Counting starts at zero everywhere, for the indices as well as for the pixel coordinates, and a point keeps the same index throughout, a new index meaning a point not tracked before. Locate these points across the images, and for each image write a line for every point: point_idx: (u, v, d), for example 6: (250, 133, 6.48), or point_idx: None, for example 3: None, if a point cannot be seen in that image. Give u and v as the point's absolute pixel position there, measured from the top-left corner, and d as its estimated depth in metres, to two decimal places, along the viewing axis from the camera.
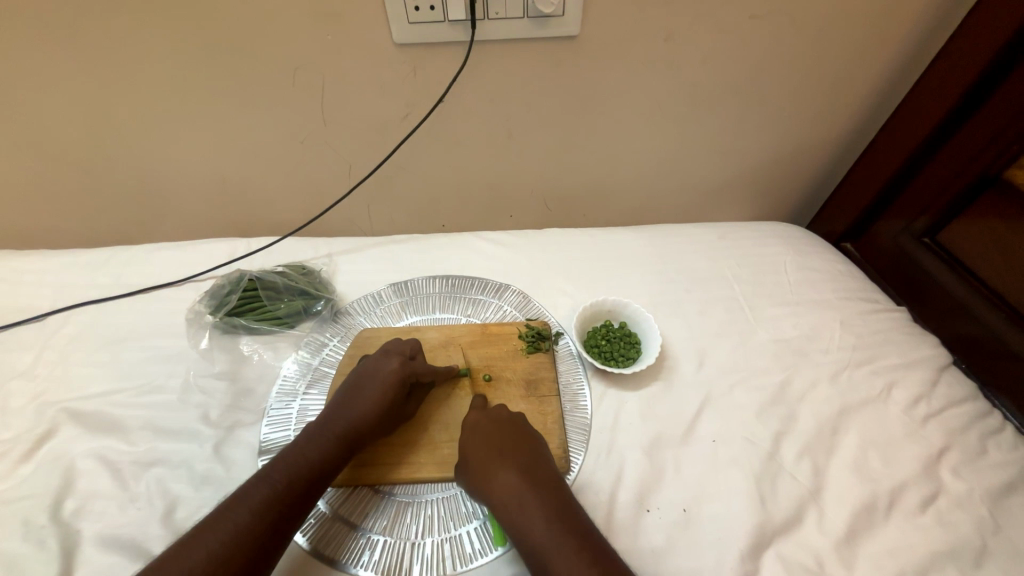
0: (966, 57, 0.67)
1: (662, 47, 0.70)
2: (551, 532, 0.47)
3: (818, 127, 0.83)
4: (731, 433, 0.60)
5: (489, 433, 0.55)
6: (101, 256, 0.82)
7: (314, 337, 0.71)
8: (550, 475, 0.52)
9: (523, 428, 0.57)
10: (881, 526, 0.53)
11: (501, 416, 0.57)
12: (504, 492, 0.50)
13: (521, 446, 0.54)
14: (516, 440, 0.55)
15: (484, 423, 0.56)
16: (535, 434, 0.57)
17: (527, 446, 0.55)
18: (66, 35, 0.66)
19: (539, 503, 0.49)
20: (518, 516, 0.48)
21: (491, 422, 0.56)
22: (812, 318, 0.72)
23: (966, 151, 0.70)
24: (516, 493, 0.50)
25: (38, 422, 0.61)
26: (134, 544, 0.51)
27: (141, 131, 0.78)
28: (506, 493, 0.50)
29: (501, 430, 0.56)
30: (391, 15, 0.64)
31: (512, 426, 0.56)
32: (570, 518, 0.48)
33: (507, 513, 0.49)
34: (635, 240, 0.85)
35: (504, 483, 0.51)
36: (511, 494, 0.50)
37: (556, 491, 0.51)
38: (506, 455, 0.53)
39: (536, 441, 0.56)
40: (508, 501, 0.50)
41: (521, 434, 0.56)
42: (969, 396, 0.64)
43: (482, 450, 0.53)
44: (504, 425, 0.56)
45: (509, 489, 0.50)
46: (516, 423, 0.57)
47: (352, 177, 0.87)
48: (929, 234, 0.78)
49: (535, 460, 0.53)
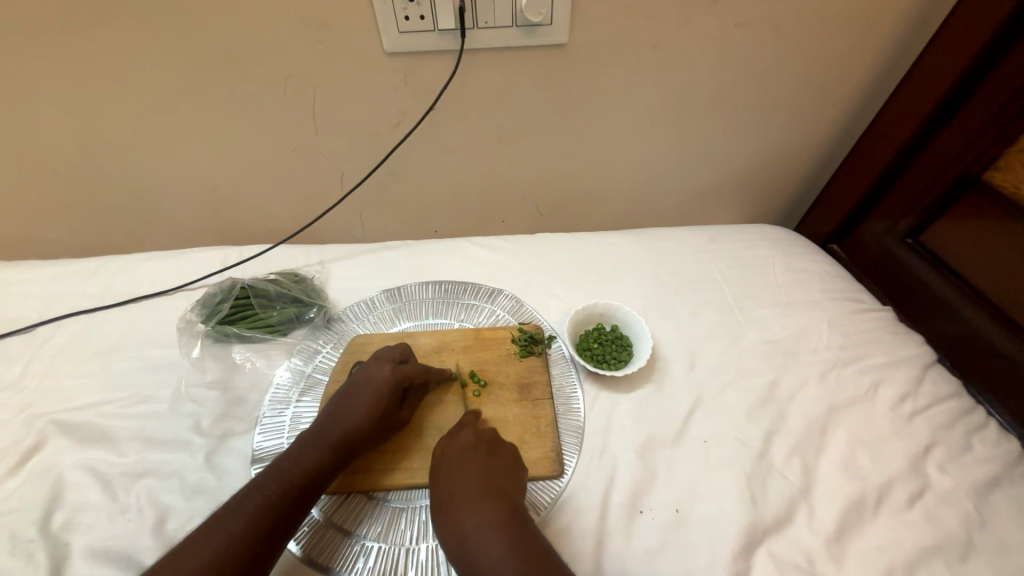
0: (942, 66, 0.69)
1: (648, 53, 0.71)
2: (498, 560, 0.44)
3: (804, 129, 0.85)
4: (723, 433, 0.60)
5: (451, 458, 0.53)
6: (90, 266, 0.81)
7: (306, 345, 0.71)
8: (511, 503, 0.50)
9: (506, 446, 0.56)
10: (870, 523, 0.53)
11: (466, 440, 0.55)
12: (460, 529, 0.48)
13: (488, 474, 0.52)
14: (485, 467, 0.53)
15: (448, 452, 0.54)
16: (508, 453, 0.55)
17: (495, 471, 0.53)
18: (51, 45, 0.66)
19: (485, 532, 0.46)
20: (469, 550, 0.46)
21: (464, 441, 0.55)
22: (800, 318, 0.73)
23: (944, 156, 0.72)
24: (471, 529, 0.47)
25: (26, 434, 0.60)
26: (125, 556, 0.51)
27: (130, 139, 0.78)
28: (461, 524, 0.48)
29: (464, 456, 0.54)
30: (381, 24, 0.65)
31: (480, 448, 0.54)
32: (525, 543, 0.45)
33: (458, 549, 0.47)
34: (627, 243, 0.86)
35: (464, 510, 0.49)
36: (467, 521, 0.48)
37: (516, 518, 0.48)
38: (465, 487, 0.51)
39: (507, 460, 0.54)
40: (460, 534, 0.47)
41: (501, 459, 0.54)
42: (953, 394, 0.65)
43: (443, 482, 0.52)
44: (472, 448, 0.54)
45: (464, 524, 0.48)
46: (484, 443, 0.55)
47: (345, 184, 0.87)
48: (912, 235, 0.79)
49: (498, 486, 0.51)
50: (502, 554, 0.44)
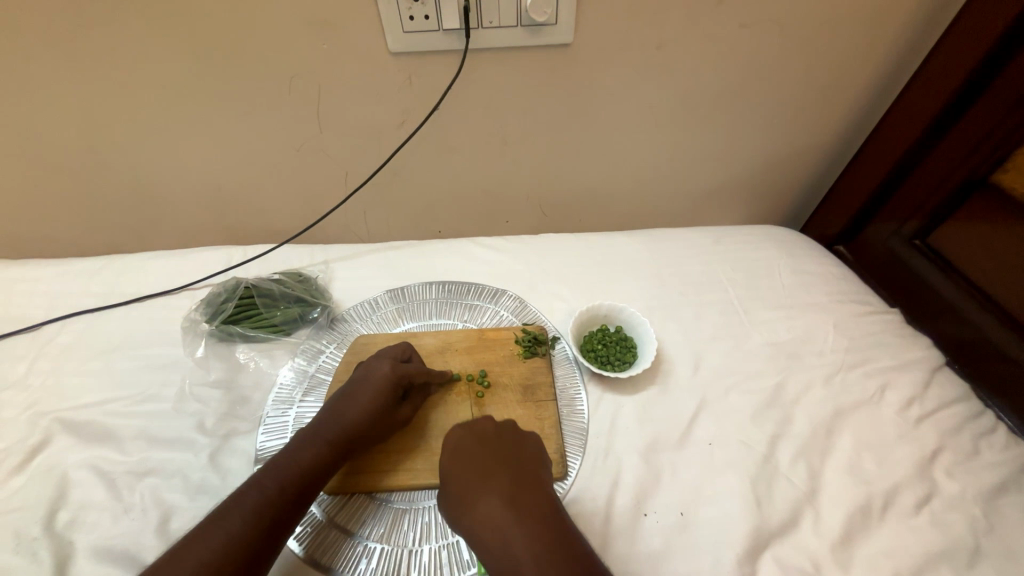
0: (950, 67, 0.68)
1: (654, 53, 0.71)
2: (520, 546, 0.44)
3: (810, 130, 0.84)
4: (727, 436, 0.60)
5: (472, 448, 0.53)
6: (94, 265, 0.82)
7: (310, 345, 0.71)
8: (541, 495, 0.49)
9: (523, 437, 0.56)
10: (876, 528, 0.53)
11: (487, 431, 0.55)
12: (491, 520, 0.46)
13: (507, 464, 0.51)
14: (503, 450, 0.53)
15: (467, 441, 0.54)
16: (523, 444, 0.55)
17: (522, 463, 0.52)
18: (57, 44, 0.66)
19: (521, 524, 0.45)
20: (504, 543, 0.45)
21: (484, 432, 0.55)
22: (805, 320, 0.73)
23: (952, 157, 0.72)
24: (504, 519, 0.46)
25: (31, 433, 0.60)
26: (128, 555, 0.51)
27: (135, 139, 0.78)
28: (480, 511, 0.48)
29: (484, 447, 0.53)
30: (386, 24, 0.65)
31: (501, 440, 0.54)
32: (545, 530, 0.45)
33: (490, 541, 0.45)
34: (631, 244, 0.85)
35: (484, 499, 0.48)
36: (487, 507, 0.47)
37: (535, 499, 0.48)
38: (496, 477, 0.50)
39: (530, 455, 0.54)
40: (493, 526, 0.46)
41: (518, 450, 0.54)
42: (961, 398, 0.65)
43: (471, 471, 0.51)
44: (493, 439, 0.54)
45: (498, 515, 0.47)
46: (501, 437, 0.55)
47: (349, 184, 0.87)
48: (919, 236, 0.79)
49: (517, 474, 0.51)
50: (541, 545, 0.44)
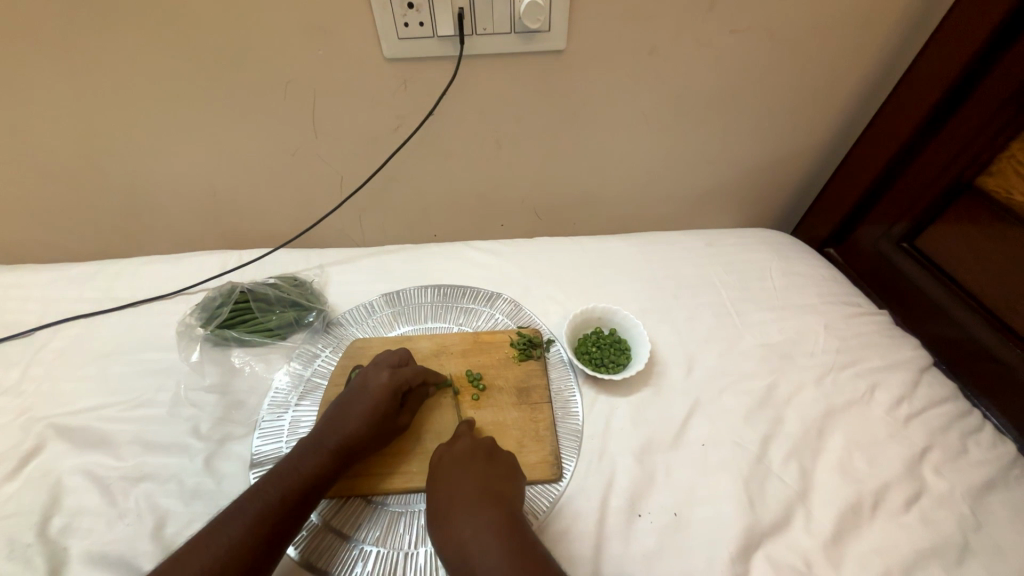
0: (934, 74, 0.70)
1: (645, 59, 0.72)
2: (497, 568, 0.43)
3: (799, 134, 0.85)
4: (721, 436, 0.61)
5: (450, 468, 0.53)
6: (89, 270, 0.82)
7: (306, 349, 0.71)
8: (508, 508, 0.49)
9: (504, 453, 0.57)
10: (867, 526, 0.54)
11: (464, 449, 0.55)
12: (457, 535, 0.47)
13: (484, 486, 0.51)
14: (482, 470, 0.53)
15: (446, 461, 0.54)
16: (506, 459, 0.56)
17: (500, 483, 0.52)
18: (51, 50, 0.66)
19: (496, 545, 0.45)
20: (466, 559, 0.45)
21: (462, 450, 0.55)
22: (797, 322, 0.74)
23: (938, 161, 0.73)
24: (467, 536, 0.47)
25: (24, 438, 0.60)
26: (122, 560, 0.51)
27: (130, 143, 0.79)
28: (458, 540, 0.47)
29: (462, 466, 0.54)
30: (381, 31, 0.65)
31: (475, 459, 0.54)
32: (521, 551, 0.45)
33: (454, 556, 0.46)
34: (626, 247, 0.86)
35: (461, 522, 0.48)
36: (463, 536, 0.47)
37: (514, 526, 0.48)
38: (465, 492, 0.50)
39: (507, 473, 0.54)
40: (458, 541, 0.47)
41: (499, 469, 0.54)
42: (950, 396, 0.66)
43: (441, 489, 0.52)
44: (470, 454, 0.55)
45: (463, 533, 0.47)
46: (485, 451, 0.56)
47: (345, 188, 0.87)
48: (907, 239, 0.80)
49: (495, 494, 0.51)
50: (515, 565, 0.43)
